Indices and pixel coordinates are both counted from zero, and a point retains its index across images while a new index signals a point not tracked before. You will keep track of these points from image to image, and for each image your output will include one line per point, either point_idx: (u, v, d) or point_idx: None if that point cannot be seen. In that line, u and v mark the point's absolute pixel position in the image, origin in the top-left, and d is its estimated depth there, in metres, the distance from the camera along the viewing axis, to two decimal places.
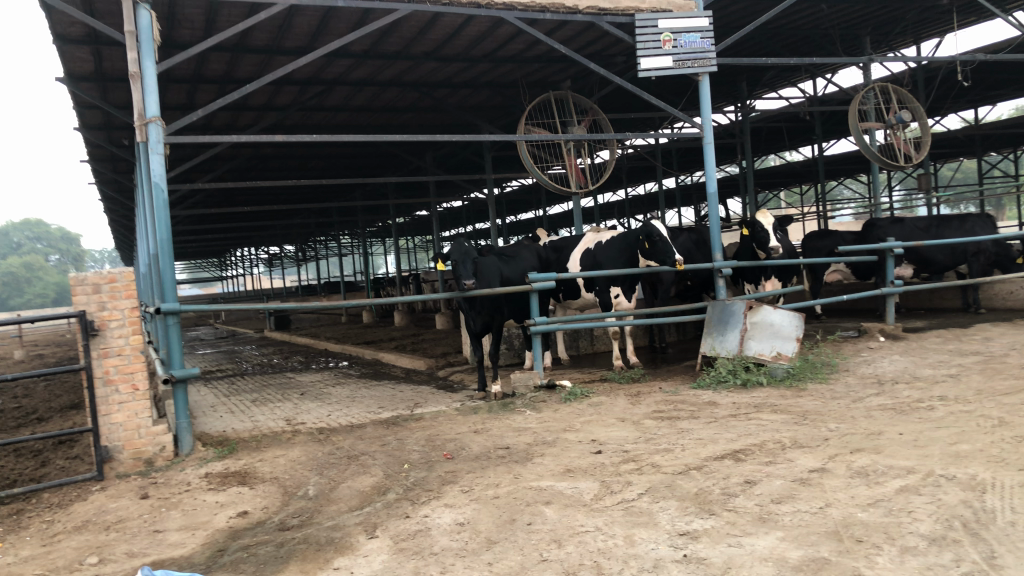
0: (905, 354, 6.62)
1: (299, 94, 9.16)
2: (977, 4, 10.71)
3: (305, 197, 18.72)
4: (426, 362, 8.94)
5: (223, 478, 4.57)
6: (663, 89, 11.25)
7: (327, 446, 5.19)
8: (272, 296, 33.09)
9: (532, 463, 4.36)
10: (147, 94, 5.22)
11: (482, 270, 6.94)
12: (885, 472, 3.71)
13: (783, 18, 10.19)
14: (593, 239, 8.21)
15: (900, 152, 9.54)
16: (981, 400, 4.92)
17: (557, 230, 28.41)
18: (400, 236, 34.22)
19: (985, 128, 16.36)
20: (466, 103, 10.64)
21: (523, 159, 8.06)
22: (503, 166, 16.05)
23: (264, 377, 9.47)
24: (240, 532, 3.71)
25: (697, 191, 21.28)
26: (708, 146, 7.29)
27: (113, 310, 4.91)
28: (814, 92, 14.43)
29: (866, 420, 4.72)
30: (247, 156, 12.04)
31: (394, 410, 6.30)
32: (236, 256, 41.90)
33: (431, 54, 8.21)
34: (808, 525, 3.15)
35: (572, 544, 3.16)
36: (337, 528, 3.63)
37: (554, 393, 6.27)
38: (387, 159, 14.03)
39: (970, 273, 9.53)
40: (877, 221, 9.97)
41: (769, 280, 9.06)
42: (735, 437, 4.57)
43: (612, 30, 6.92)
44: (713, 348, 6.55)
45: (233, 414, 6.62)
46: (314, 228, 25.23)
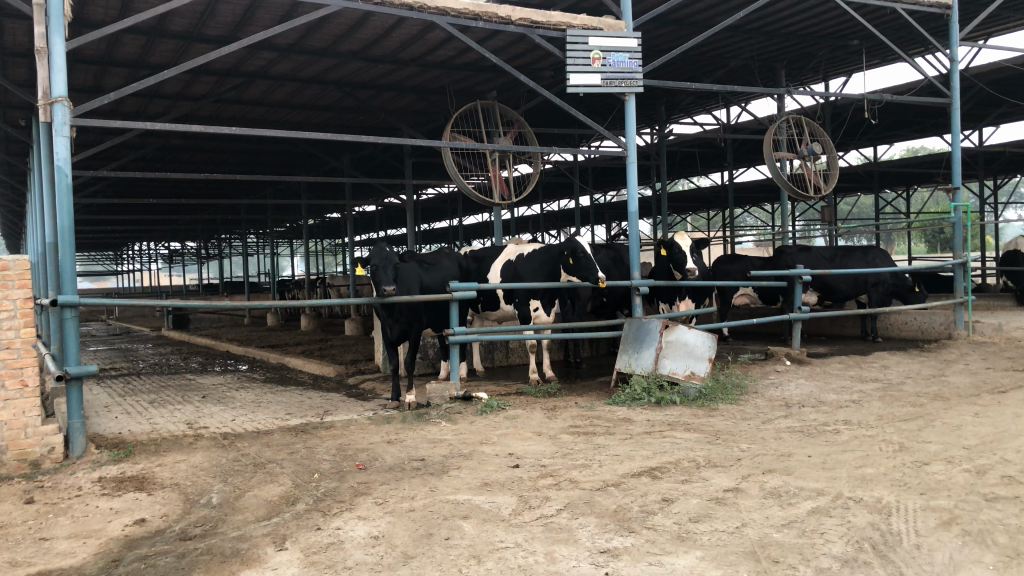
0: (810, 379, 6.83)
1: (217, 85, 8.84)
2: (884, 47, 11.28)
3: (213, 193, 18.14)
4: (335, 369, 8.72)
5: (118, 483, 4.30)
6: (586, 107, 11.39)
7: (231, 452, 4.97)
8: (170, 295, 31.87)
9: (448, 476, 4.27)
10: (54, 72, 4.87)
11: (402, 277, 6.81)
12: (796, 494, 3.78)
13: (704, 46, 10.45)
14: (514, 252, 8.17)
15: (811, 183, 9.90)
16: (882, 426, 5.11)
17: (471, 241, 28.39)
18: (310, 238, 33.56)
19: (883, 166, 17.21)
20: (389, 106, 10.50)
21: (447, 166, 7.97)
22: (422, 173, 15.92)
23: (162, 378, 9.06)
24: (137, 541, 3.48)
25: (610, 210, 21.64)
26: (632, 164, 7.36)
27: (4, 300, 4.60)
28: (728, 120, 14.89)
29: (776, 441, 4.83)
30: (155, 146, 11.55)
31: (303, 417, 6.10)
32: (135, 250, 40.29)
33: (358, 54, 8.06)
34: (725, 545, 3.17)
35: (492, 560, 3.10)
36: (243, 539, 3.45)
37: (469, 405, 6.19)
38: (303, 158, 13.70)
39: (870, 303, 9.96)
40: (786, 248, 10.32)
41: (683, 301, 9.24)
42: (651, 454, 4.60)
43: (544, 43, 6.93)
44: (628, 365, 6.59)
45: (130, 416, 6.29)
46: (220, 225, 24.43)
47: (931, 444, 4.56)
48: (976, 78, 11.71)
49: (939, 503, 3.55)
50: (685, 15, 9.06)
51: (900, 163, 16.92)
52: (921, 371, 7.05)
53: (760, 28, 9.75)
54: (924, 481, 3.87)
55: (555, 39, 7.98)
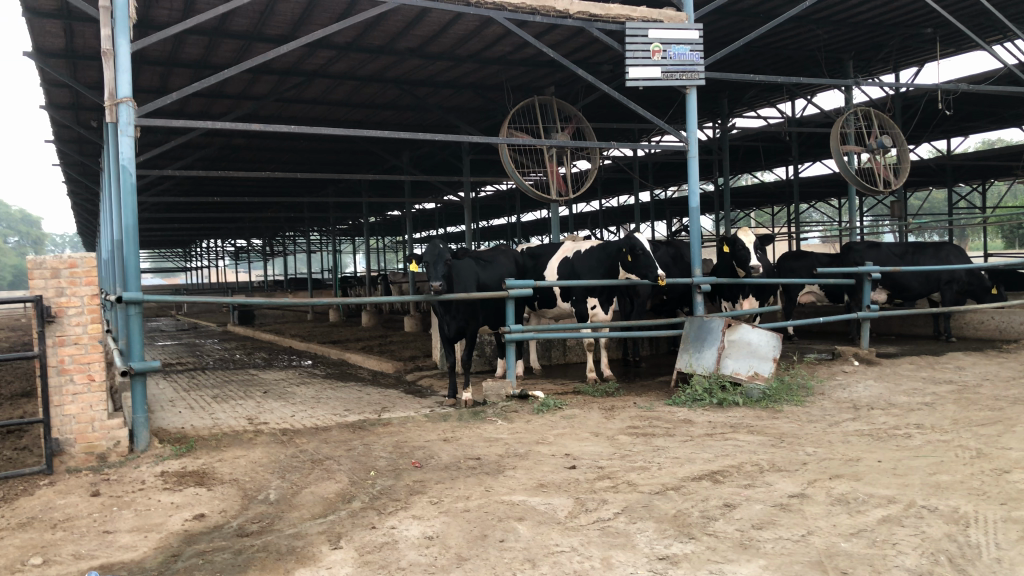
0: (880, 380, 6.59)
1: (278, 84, 8.95)
2: (959, 35, 10.84)
3: (277, 191, 18.46)
4: (393, 365, 8.76)
5: (179, 478, 4.37)
6: (647, 100, 11.23)
7: (290, 448, 5.01)
8: (236, 291, 32.61)
9: (503, 476, 4.21)
10: (119, 73, 4.98)
11: (458, 275, 6.79)
12: (865, 501, 3.62)
13: (769, 37, 10.19)
14: (571, 248, 8.09)
15: (880, 177, 9.58)
16: (957, 430, 4.88)
17: (529, 238, 28.38)
18: (371, 235, 34.03)
19: (958, 159, 16.58)
20: (447, 103, 10.51)
21: (504, 163, 7.92)
22: (481, 170, 15.92)
23: (226, 373, 9.22)
24: (196, 536, 3.52)
25: (670, 206, 21.38)
26: (694, 159, 7.18)
27: (72, 297, 4.68)
28: (793, 112, 14.52)
29: (843, 445, 4.66)
30: (220, 145, 11.80)
31: (361, 413, 6.12)
32: (203, 247, 41.41)
33: (415, 51, 8.07)
34: (791, 554, 3.04)
35: (547, 564, 3.03)
36: (299, 537, 3.46)
37: (526, 403, 6.13)
38: (363, 155, 13.83)
39: (943, 302, 9.59)
40: (854, 245, 10.02)
41: (747, 299, 9.02)
42: (713, 457, 4.48)
43: (602, 36, 6.83)
44: (689, 365, 6.45)
45: (193, 411, 6.40)
46: (283, 222, 24.91)
47: (1012, 451, 4.33)
48: None
49: (1021, 514, 3.35)
50: (748, 6, 8.84)
51: (976, 156, 16.27)
52: (1000, 372, 6.75)
53: (827, 17, 9.47)
54: (1006, 491, 3.67)
55: (614, 32, 7.87)
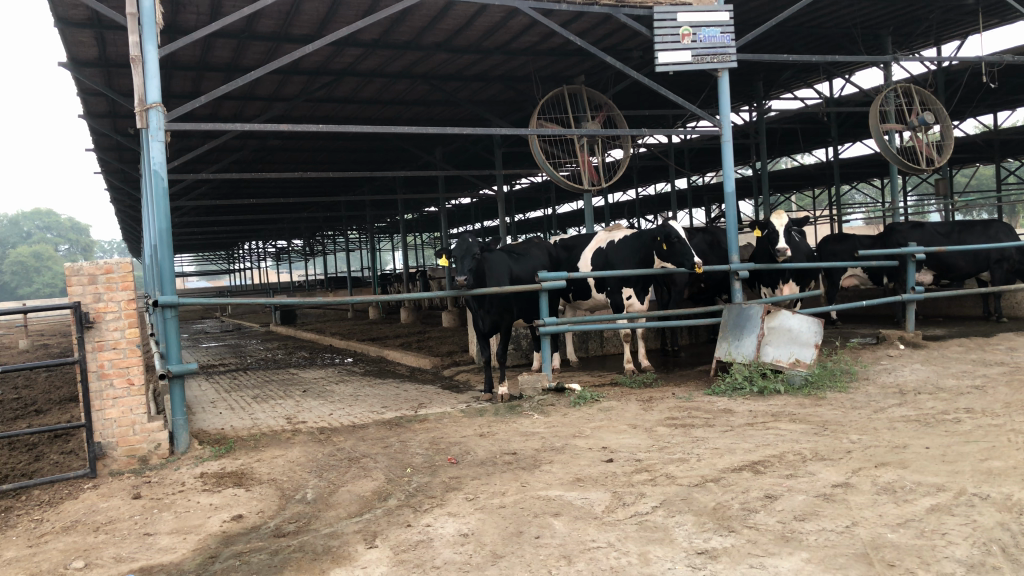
0: (927, 363, 6.41)
1: (308, 84, 8.99)
2: (1002, 5, 10.50)
3: (313, 191, 18.63)
4: (430, 361, 8.76)
5: (218, 479, 4.40)
6: (679, 86, 11.07)
7: (327, 446, 5.02)
8: (277, 291, 33.06)
9: (539, 471, 4.17)
10: (148, 78, 5.03)
11: (491, 269, 6.76)
12: (913, 489, 3.50)
13: (803, 16, 9.98)
14: (605, 238, 8.00)
15: (922, 155, 9.32)
16: (1009, 414, 4.72)
17: (566, 229, 28.27)
18: (409, 232, 34.21)
19: (1005, 134, 16.10)
20: (477, 96, 10.48)
21: (535, 155, 7.85)
22: (514, 162, 15.87)
23: (266, 373, 9.32)
24: (234, 538, 3.53)
25: (707, 193, 21.13)
26: (728, 143, 7.04)
27: (109, 302, 4.73)
28: (830, 93, 14.22)
29: (889, 432, 4.52)
30: (254, 147, 11.95)
31: (398, 410, 6.12)
32: (245, 249, 41.99)
33: (442, 45, 8.03)
34: (835, 547, 2.95)
35: (583, 561, 2.98)
36: (335, 536, 3.45)
37: (563, 397, 6.07)
38: (396, 152, 13.87)
39: (992, 281, 9.31)
40: (897, 226, 9.77)
41: (787, 284, 8.85)
42: (754, 447, 4.38)
43: (630, 22, 6.73)
44: (729, 353, 6.34)
45: (234, 412, 6.46)
46: (321, 222, 25.17)
47: None
48: None
49: None
50: None
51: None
52: None
53: None
54: None
55: (642, 18, 7.77)
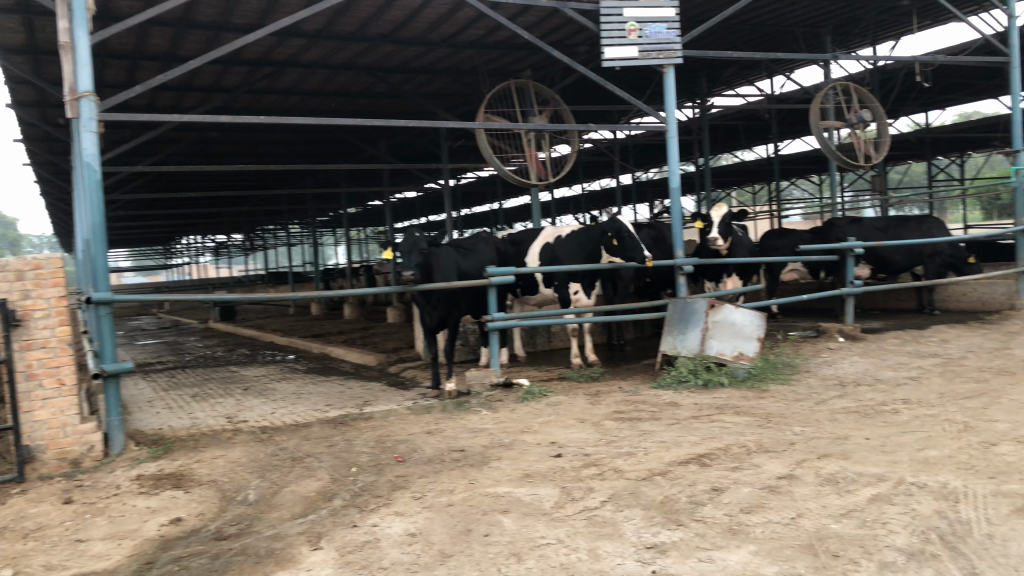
0: (865, 356, 6.56)
1: (249, 75, 8.78)
2: (936, 7, 10.80)
3: (254, 184, 18.28)
4: (376, 358, 8.66)
5: (156, 481, 4.26)
6: (624, 81, 11.14)
7: (270, 446, 4.91)
8: (218, 287, 32.45)
9: (488, 468, 4.13)
10: (79, 67, 4.86)
11: (438, 264, 6.70)
12: (854, 480, 3.57)
13: (746, 14, 10.11)
14: (552, 233, 8.00)
15: (860, 152, 9.53)
16: (944, 404, 4.85)
17: (512, 224, 28.29)
18: (353, 226, 33.86)
19: (937, 132, 16.60)
20: (422, 89, 10.38)
21: (482, 149, 7.81)
22: (460, 156, 15.79)
23: (206, 371, 9.10)
24: (172, 542, 3.42)
25: (651, 188, 21.34)
26: (674, 139, 7.08)
27: (37, 299, 4.54)
28: (771, 90, 14.48)
29: (831, 424, 4.60)
30: (193, 139, 11.65)
31: (343, 408, 6.02)
32: (182, 244, 41.05)
33: (387, 37, 7.92)
34: (781, 539, 2.98)
35: (533, 558, 2.96)
36: (278, 538, 3.36)
37: (510, 392, 6.05)
38: (340, 145, 13.68)
39: (926, 275, 9.59)
40: (836, 221, 10.00)
41: (730, 279, 8.98)
42: (699, 440, 4.41)
43: (577, 16, 6.73)
44: (674, 347, 6.38)
45: (171, 411, 6.28)
46: (262, 216, 24.72)
47: (999, 423, 4.30)
48: None
49: (1011, 488, 3.31)
50: None
51: (954, 128, 16.31)
52: (983, 345, 6.73)
53: None
54: (994, 464, 3.64)
55: (589, 13, 7.77)
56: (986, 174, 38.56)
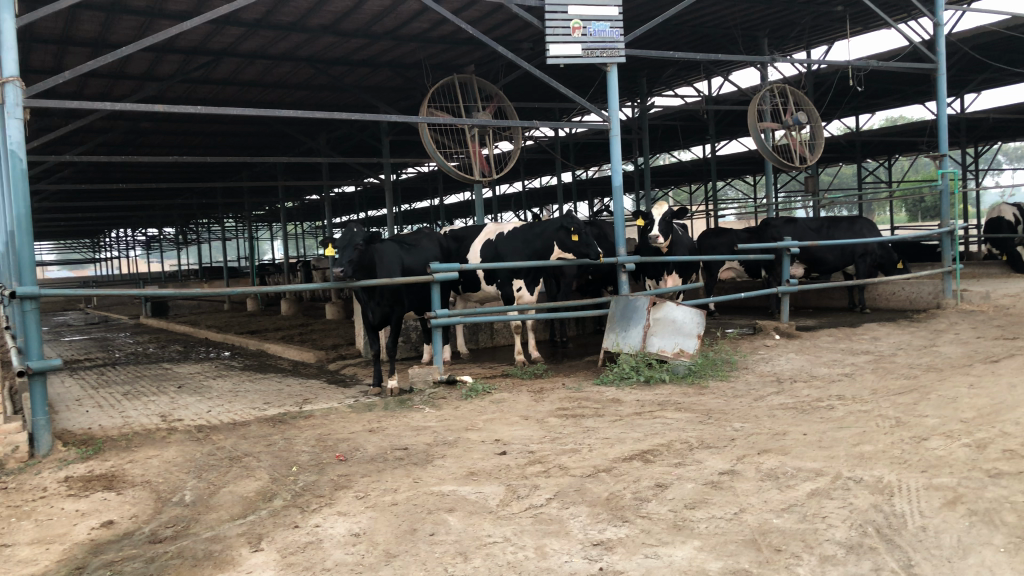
0: (800, 352, 6.70)
1: (184, 63, 8.54)
2: (868, 14, 11.12)
3: (188, 176, 17.82)
4: (315, 355, 8.52)
5: (85, 482, 4.10)
6: (567, 79, 11.19)
7: (206, 445, 4.78)
8: (149, 282, 31.59)
9: (432, 466, 4.09)
10: (3, 52, 4.65)
11: (380, 260, 6.63)
12: (794, 475, 3.64)
13: (686, 15, 10.24)
14: (495, 230, 7.97)
15: (795, 154, 9.74)
16: (877, 400, 4.99)
17: (452, 220, 28.19)
18: (290, 220, 33.31)
19: (867, 135, 17.11)
20: (364, 82, 10.25)
21: (425, 144, 7.73)
22: (401, 151, 15.65)
23: (137, 368, 8.84)
24: (103, 546, 3.29)
25: (591, 186, 21.52)
26: (617, 137, 7.11)
27: None
28: (710, 91, 14.72)
29: (769, 419, 4.69)
30: (124, 128, 11.28)
31: (282, 406, 5.91)
32: (111, 237, 39.84)
33: (329, 28, 7.79)
34: (725, 534, 3.02)
35: (479, 557, 2.93)
36: (216, 540, 3.27)
37: (454, 389, 6.01)
38: (278, 137, 13.42)
39: (858, 274, 9.88)
40: (772, 220, 10.22)
41: (671, 276, 9.09)
42: (642, 436, 4.45)
43: (522, 12, 6.70)
44: (617, 344, 6.43)
45: (102, 410, 6.06)
46: (196, 210, 24.14)
47: (929, 418, 4.44)
48: (961, 43, 12.01)
49: (941, 481, 3.42)
50: None
51: (882, 132, 16.84)
52: (912, 342, 6.96)
53: None
54: (925, 458, 3.75)
55: (533, 9, 7.77)
56: (911, 176, 39.97)
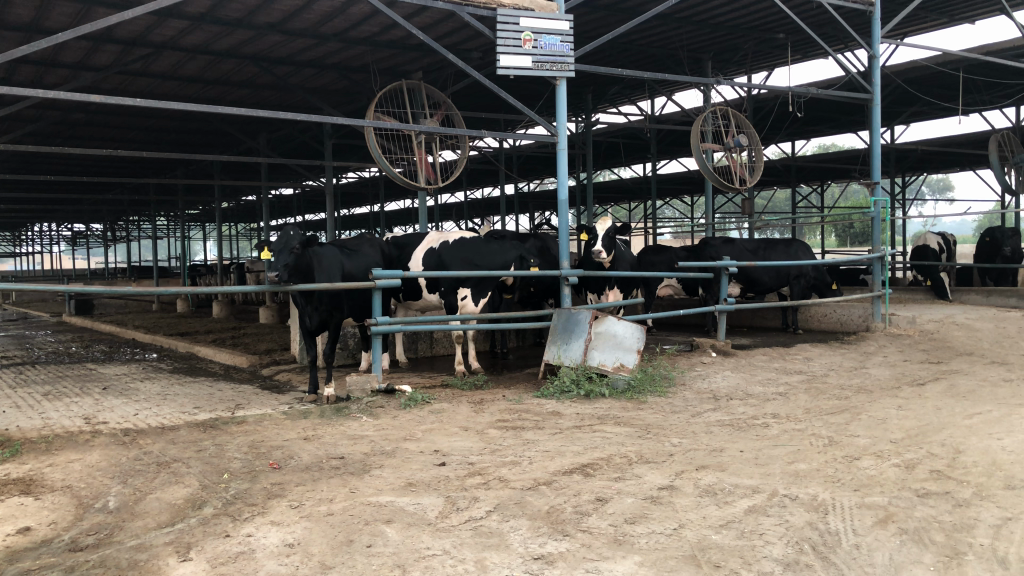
0: (736, 370, 6.82)
1: (122, 55, 8.28)
2: (809, 42, 11.45)
3: (120, 171, 17.28)
4: (248, 360, 8.32)
5: (0, 486, 3.89)
6: (515, 91, 11.23)
7: (133, 450, 4.60)
8: (72, 278, 30.48)
9: (370, 476, 4.01)
10: None
11: (321, 265, 6.51)
12: (731, 491, 3.67)
13: (633, 34, 10.39)
14: (439, 238, 7.87)
15: (736, 175, 9.93)
16: (810, 419, 5.10)
17: (392, 227, 27.98)
18: (224, 221, 32.62)
19: (803, 160, 17.58)
20: (309, 83, 10.09)
21: (370, 149, 7.61)
22: (344, 154, 15.46)
23: (59, 368, 8.49)
24: (19, 554, 3.12)
25: (532, 199, 21.63)
26: (565, 150, 7.12)
27: None
28: (653, 110, 14.93)
29: (707, 435, 4.74)
30: (55, 119, 10.89)
31: (213, 411, 5.72)
32: (34, 231, 38.40)
33: (275, 27, 7.64)
34: (664, 549, 3.02)
35: (418, 570, 2.88)
36: (142, 549, 3.13)
37: (393, 398, 5.93)
38: (217, 135, 13.12)
39: (792, 296, 10.13)
40: (711, 240, 10.41)
41: (612, 291, 9.16)
42: (582, 450, 4.44)
43: (474, 22, 6.68)
44: (558, 357, 6.42)
45: (20, 410, 5.80)
46: (128, 207, 23.42)
47: (860, 438, 4.55)
48: (895, 76, 12.48)
49: (874, 500, 3.50)
50: (614, 1, 9.00)
51: (817, 158, 17.34)
52: (843, 363, 7.15)
53: (689, 17, 9.74)
54: (857, 477, 3.83)
55: (485, 19, 7.77)
56: (841, 202, 41.32)
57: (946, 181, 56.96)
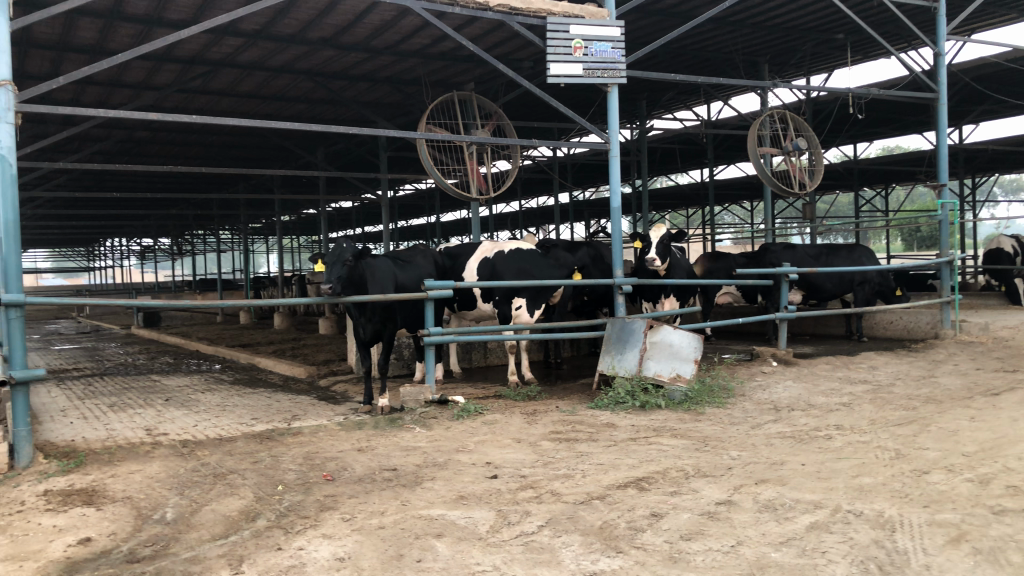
0: (798, 380, 6.62)
1: (182, 73, 8.49)
2: (871, 41, 11.14)
3: (184, 187, 17.75)
4: (306, 370, 8.41)
5: (64, 497, 3.98)
6: (567, 98, 11.17)
7: (191, 461, 4.67)
8: (141, 291, 31.42)
9: (421, 489, 3.98)
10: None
11: (374, 276, 6.53)
12: (792, 507, 3.54)
13: (686, 39, 10.25)
14: (492, 249, 7.81)
15: (795, 179, 9.68)
16: (876, 430, 4.91)
17: (449, 237, 28.13)
18: (284, 234, 33.26)
19: (865, 163, 17.12)
20: (362, 97, 10.21)
21: (421, 159, 7.51)
22: (399, 166, 15.60)
23: (125, 379, 8.72)
24: (79, 564, 3.17)
25: (587, 208, 21.49)
26: (617, 158, 6.99)
27: None
28: (709, 115, 14.69)
29: (767, 448, 4.60)
30: (120, 137, 11.24)
31: (270, 422, 5.78)
32: (105, 246, 39.71)
33: (328, 41, 7.75)
34: (722, 567, 2.92)
35: None
36: (195, 561, 3.15)
37: (446, 409, 5.91)
38: (276, 149, 13.37)
39: (856, 302, 9.84)
40: (771, 246, 10.19)
41: (668, 299, 9.01)
42: (637, 463, 4.35)
43: (523, 30, 6.65)
44: (612, 367, 6.32)
45: (87, 421, 5.95)
46: (193, 221, 24.05)
47: (929, 451, 4.35)
48: (962, 73, 12.06)
49: (944, 517, 3.33)
50: (668, 5, 8.88)
51: (880, 161, 16.87)
52: (910, 372, 6.89)
53: (744, 20, 9.56)
54: (927, 493, 3.66)
55: (535, 27, 7.74)
56: (908, 205, 40.09)
57: (1018, 181, 54.87)
